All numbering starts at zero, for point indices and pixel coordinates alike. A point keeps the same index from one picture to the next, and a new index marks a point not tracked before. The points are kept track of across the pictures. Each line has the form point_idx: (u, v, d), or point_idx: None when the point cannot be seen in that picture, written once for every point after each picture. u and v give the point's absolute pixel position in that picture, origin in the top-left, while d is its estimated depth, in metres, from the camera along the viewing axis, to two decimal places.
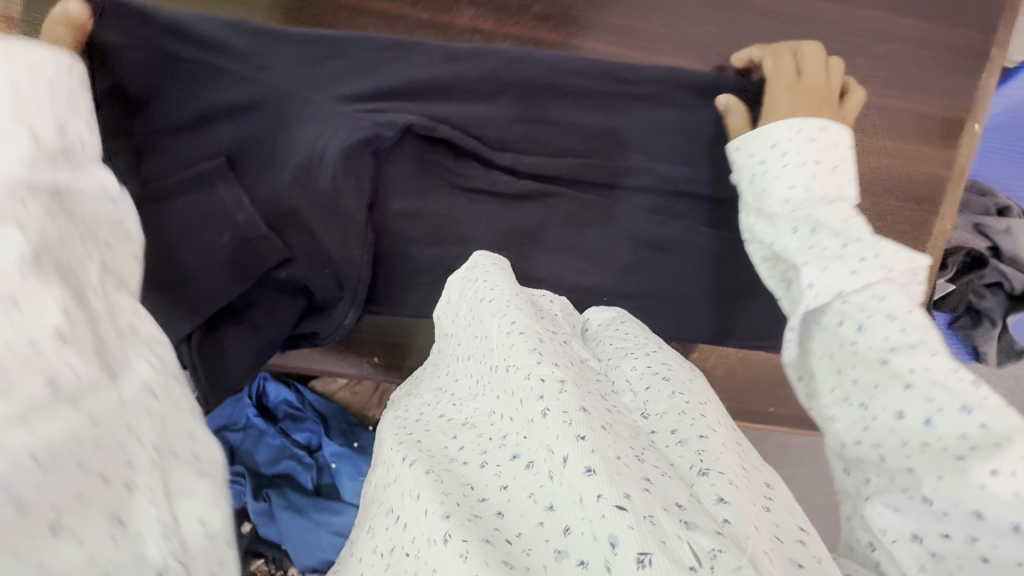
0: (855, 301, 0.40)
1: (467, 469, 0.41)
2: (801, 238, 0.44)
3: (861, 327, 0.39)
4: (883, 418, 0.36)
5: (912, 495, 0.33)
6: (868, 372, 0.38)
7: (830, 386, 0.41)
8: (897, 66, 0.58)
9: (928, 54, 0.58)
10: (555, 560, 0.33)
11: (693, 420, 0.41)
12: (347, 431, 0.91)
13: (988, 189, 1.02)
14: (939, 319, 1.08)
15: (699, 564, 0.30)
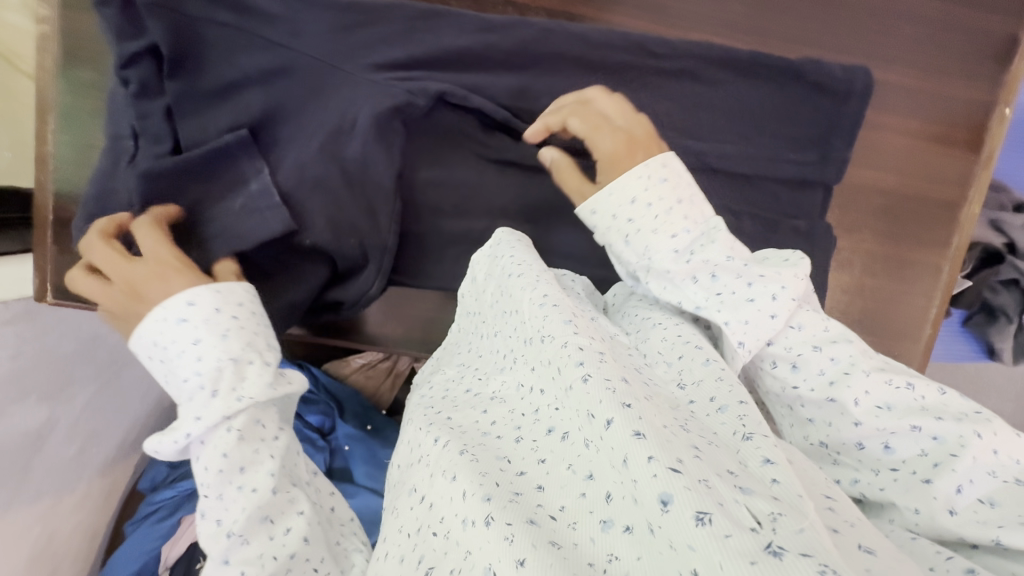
0: (782, 355, 0.41)
1: (502, 445, 0.41)
2: (705, 289, 0.42)
3: (794, 365, 0.41)
4: (848, 453, 0.40)
5: (898, 526, 0.38)
6: (820, 411, 0.41)
7: (790, 424, 0.44)
8: (923, 48, 0.58)
9: (957, 36, 0.58)
10: (602, 530, 0.32)
11: (731, 389, 0.40)
12: (360, 413, 0.91)
13: (1005, 186, 1.01)
14: (955, 316, 1.07)
15: (758, 525, 0.29)
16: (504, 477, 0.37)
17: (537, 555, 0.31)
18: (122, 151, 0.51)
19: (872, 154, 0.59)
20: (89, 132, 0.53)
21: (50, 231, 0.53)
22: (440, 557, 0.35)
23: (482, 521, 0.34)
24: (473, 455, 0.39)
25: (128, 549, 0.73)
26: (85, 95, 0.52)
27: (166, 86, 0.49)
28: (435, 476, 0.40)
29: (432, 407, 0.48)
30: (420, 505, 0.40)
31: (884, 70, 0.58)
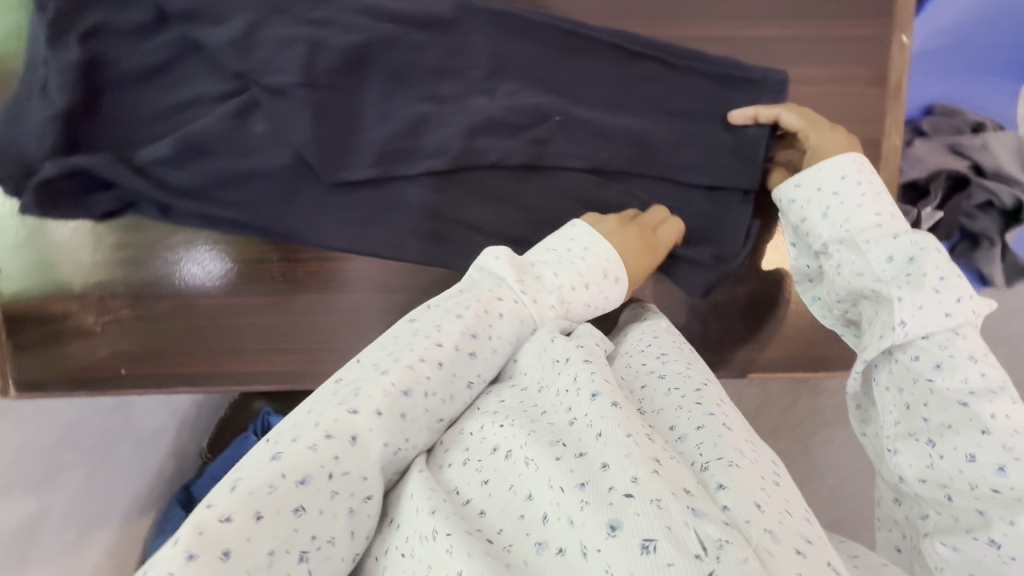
0: (931, 359, 0.44)
1: (453, 472, 0.40)
2: (862, 281, 0.47)
3: (938, 364, 0.44)
4: (953, 460, 0.41)
5: (978, 536, 0.39)
6: (943, 414, 0.43)
7: (894, 419, 0.45)
8: None
9: None
10: (538, 551, 0.33)
11: (688, 416, 0.41)
12: None
13: (959, 109, 0.97)
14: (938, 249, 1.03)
15: (704, 551, 0.30)
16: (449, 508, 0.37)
17: (474, 566, 0.32)
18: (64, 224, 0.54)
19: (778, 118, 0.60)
20: (30, 224, 0.55)
21: (1, 330, 0.55)
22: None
23: (429, 535, 0.34)
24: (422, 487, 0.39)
25: None
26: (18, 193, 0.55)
27: (76, 159, 0.51)
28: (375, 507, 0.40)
29: None
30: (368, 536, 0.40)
31: (773, 20, 0.59)
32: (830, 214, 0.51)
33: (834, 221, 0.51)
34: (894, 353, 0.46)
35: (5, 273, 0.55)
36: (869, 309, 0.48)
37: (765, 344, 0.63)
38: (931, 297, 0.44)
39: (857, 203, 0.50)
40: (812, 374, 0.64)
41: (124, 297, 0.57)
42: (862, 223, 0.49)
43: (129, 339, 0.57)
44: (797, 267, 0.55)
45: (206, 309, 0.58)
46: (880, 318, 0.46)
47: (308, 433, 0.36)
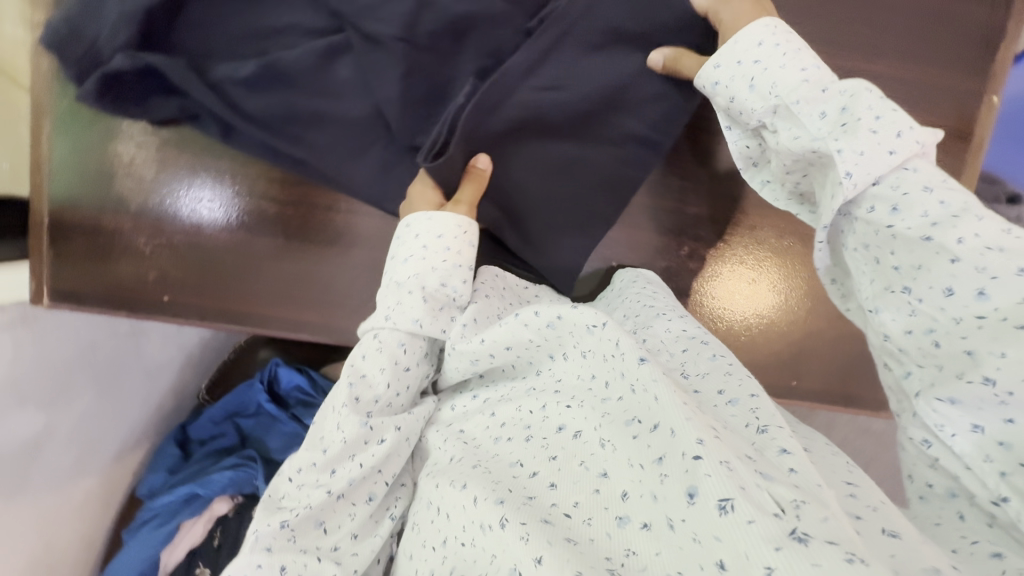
0: (886, 182, 0.36)
1: (514, 448, 0.43)
2: (820, 125, 0.37)
3: (896, 206, 0.35)
4: (931, 300, 0.34)
5: (971, 378, 0.33)
6: (911, 257, 0.35)
7: (868, 278, 0.38)
8: (917, 37, 0.59)
9: (951, 24, 0.58)
10: (619, 525, 0.35)
11: (739, 384, 0.41)
12: None
13: (999, 178, 0.98)
14: None
15: (782, 510, 0.29)
16: (517, 483, 0.40)
17: (555, 551, 0.33)
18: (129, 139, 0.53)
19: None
20: (89, 132, 0.53)
21: (47, 235, 0.53)
22: (468, 564, 0.38)
23: (499, 524, 0.36)
24: (487, 468, 0.42)
25: (129, 556, 0.76)
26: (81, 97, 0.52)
27: (135, 58, 0.48)
28: (443, 487, 0.42)
29: (443, 421, 0.50)
30: (437, 517, 0.42)
31: (876, 57, 0.59)
32: (755, 86, 0.42)
33: (759, 95, 0.42)
34: (850, 212, 0.38)
35: (61, 177, 0.53)
36: (821, 161, 0.38)
37: (802, 372, 0.64)
38: (795, 72, 0.40)
39: (779, 66, 0.41)
40: (842, 410, 0.65)
41: (181, 223, 0.55)
42: (789, 84, 0.40)
43: (179, 268, 0.55)
44: (738, 152, 0.46)
45: (261, 249, 0.56)
46: (829, 176, 0.38)
47: (365, 448, 0.45)
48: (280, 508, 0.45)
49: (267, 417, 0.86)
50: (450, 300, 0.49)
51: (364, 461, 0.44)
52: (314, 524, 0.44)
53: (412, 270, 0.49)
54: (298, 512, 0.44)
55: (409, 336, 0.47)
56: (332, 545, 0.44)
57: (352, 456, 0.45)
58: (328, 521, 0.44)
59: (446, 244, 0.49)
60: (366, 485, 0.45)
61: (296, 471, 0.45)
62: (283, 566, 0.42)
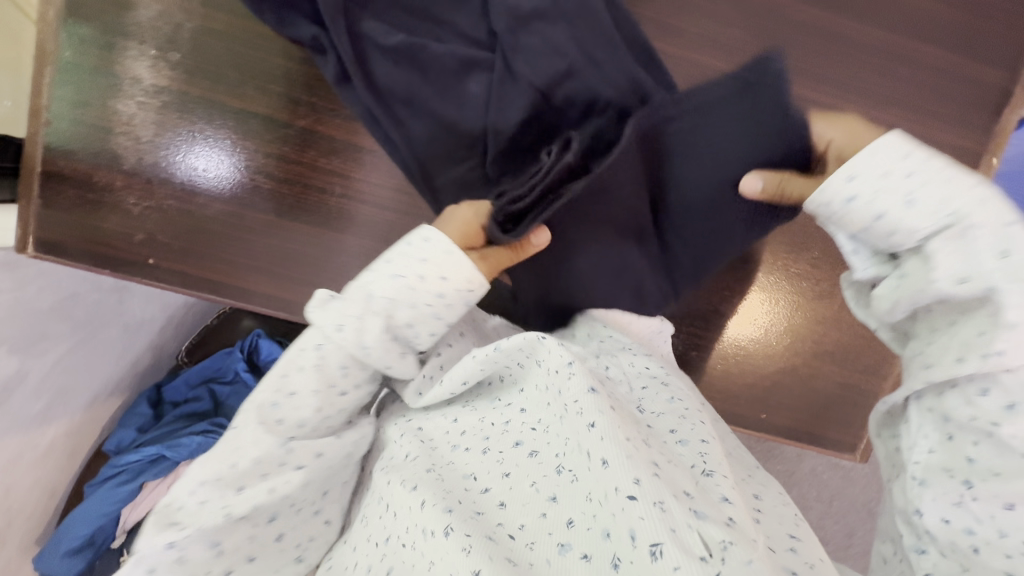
0: (977, 350, 0.34)
1: (468, 458, 0.43)
2: (920, 212, 0.36)
3: (1012, 404, 0.34)
4: (986, 505, 0.35)
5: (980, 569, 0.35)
6: (992, 458, 0.35)
7: (926, 446, 0.38)
8: (927, 92, 0.59)
9: (961, 84, 0.59)
10: (561, 552, 0.35)
11: (692, 427, 0.42)
12: None
13: None
14: None
15: (709, 553, 0.32)
16: (468, 496, 0.40)
17: (493, 567, 0.35)
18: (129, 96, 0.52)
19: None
20: (89, 85, 0.52)
21: (37, 183, 0.53)
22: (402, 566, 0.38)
23: (443, 532, 0.37)
24: (440, 474, 0.42)
25: (87, 510, 0.76)
26: (85, 49, 0.51)
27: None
28: (394, 485, 0.42)
29: (404, 415, 0.49)
30: (385, 513, 0.42)
31: (885, 107, 0.59)
32: (915, 201, 0.36)
33: (926, 212, 0.36)
34: (957, 383, 0.36)
35: (58, 127, 0.52)
36: (930, 291, 0.35)
37: (771, 407, 0.65)
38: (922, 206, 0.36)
39: (939, 181, 0.36)
40: (805, 446, 0.66)
41: (174, 188, 0.54)
42: (968, 204, 0.35)
43: (167, 233, 0.55)
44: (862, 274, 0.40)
45: (250, 224, 0.56)
46: (914, 269, 0.37)
47: (280, 471, 0.41)
48: (174, 524, 0.38)
49: (242, 387, 0.86)
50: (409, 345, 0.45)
51: (275, 487, 0.40)
52: (206, 545, 0.39)
53: (401, 270, 0.43)
54: (188, 533, 0.38)
55: (351, 360, 0.43)
56: (246, 547, 0.40)
57: (269, 475, 0.41)
58: (224, 543, 0.39)
59: (440, 293, 0.44)
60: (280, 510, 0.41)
61: (198, 488, 0.39)
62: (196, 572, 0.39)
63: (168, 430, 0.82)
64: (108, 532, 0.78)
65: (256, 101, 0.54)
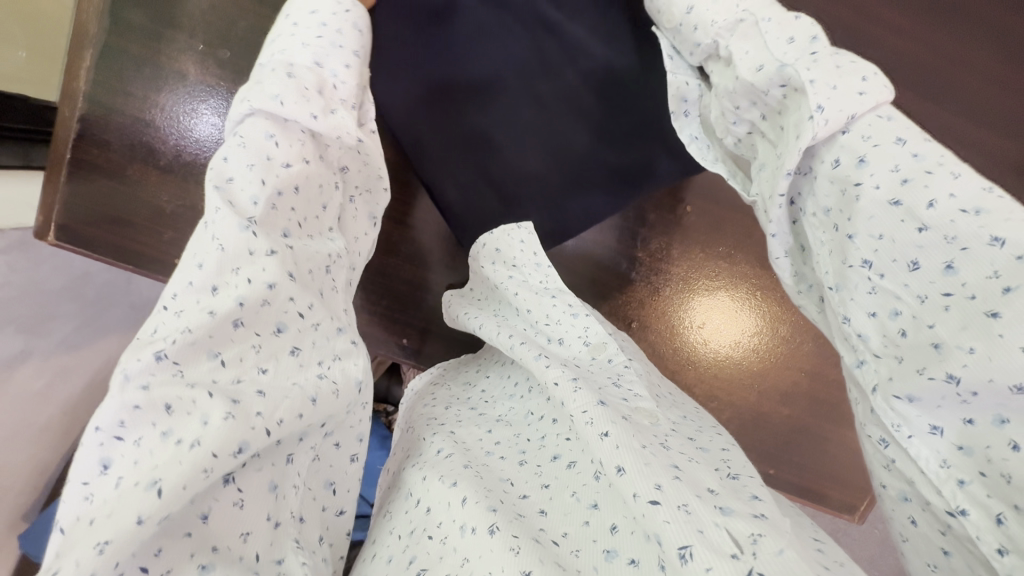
0: (939, 290, 0.31)
1: (504, 465, 0.44)
2: (800, 48, 0.35)
3: (863, 161, 0.32)
4: (951, 356, 0.31)
5: (933, 374, 0.31)
6: (959, 293, 0.30)
7: (825, 247, 0.36)
8: None
9: None
10: (606, 559, 0.36)
11: (711, 438, 0.45)
12: None
13: None
14: None
15: (739, 551, 0.32)
16: (507, 498, 0.41)
17: (545, 569, 0.34)
18: (170, 86, 0.50)
19: None
20: (125, 73, 0.50)
21: (66, 168, 0.50)
22: (434, 560, 0.38)
23: (488, 529, 0.37)
24: (478, 472, 0.43)
25: None
26: (124, 35, 0.49)
27: None
28: (431, 480, 0.43)
29: (435, 419, 0.51)
30: (414, 508, 0.43)
31: None
32: (820, 38, 0.35)
33: (763, 76, 0.35)
34: (816, 163, 0.35)
35: (94, 113, 0.50)
36: (772, 129, 0.37)
37: (782, 463, 0.66)
38: (850, 85, 0.32)
39: None
40: (828, 505, 0.66)
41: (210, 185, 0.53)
42: (794, 25, 0.35)
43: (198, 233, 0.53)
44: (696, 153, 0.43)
45: None
46: (787, 107, 0.35)
47: (253, 262, 0.33)
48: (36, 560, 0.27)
49: None
50: (331, 84, 0.40)
51: (254, 277, 0.33)
52: (207, 353, 0.32)
53: (278, 49, 0.39)
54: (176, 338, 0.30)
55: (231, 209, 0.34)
56: (234, 383, 0.32)
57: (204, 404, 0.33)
58: (228, 352, 0.32)
59: (323, 20, 0.41)
60: (279, 396, 0.33)
61: (172, 299, 0.32)
62: (145, 566, 0.29)
63: None
64: None
65: None
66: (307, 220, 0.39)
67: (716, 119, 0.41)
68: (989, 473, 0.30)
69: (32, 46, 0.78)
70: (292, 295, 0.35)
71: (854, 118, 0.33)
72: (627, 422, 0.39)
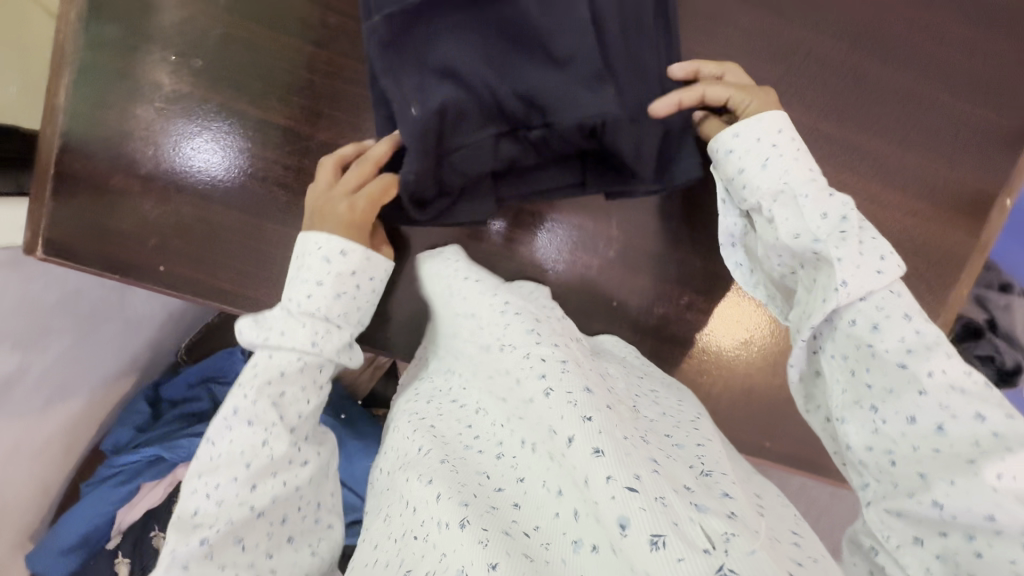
0: (930, 442, 0.38)
1: (482, 458, 0.45)
2: (830, 226, 0.42)
3: (876, 326, 0.40)
4: (896, 424, 0.39)
5: (922, 499, 0.37)
6: (929, 415, 0.38)
7: (839, 388, 0.42)
8: (942, 133, 0.60)
9: (972, 125, 0.60)
10: (574, 550, 0.36)
11: (687, 433, 0.45)
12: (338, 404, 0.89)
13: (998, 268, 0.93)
14: None
15: (712, 547, 0.32)
16: (482, 491, 0.41)
17: (510, 562, 0.34)
18: (150, 99, 0.52)
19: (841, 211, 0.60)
20: (106, 88, 0.52)
21: (50, 182, 0.52)
22: (417, 559, 0.39)
23: (459, 523, 0.37)
24: (454, 466, 0.43)
25: (84, 509, 0.76)
26: (105, 51, 0.51)
27: None
28: (411, 480, 0.43)
29: (417, 413, 0.51)
30: (404, 511, 0.43)
31: (905, 144, 0.60)
32: (847, 220, 0.43)
33: (802, 243, 0.42)
34: (835, 320, 0.42)
35: (77, 128, 0.52)
36: (811, 261, 0.42)
37: (778, 436, 0.65)
38: (870, 266, 0.40)
39: (793, 159, 0.46)
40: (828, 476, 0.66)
41: (190, 192, 0.54)
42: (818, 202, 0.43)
43: (181, 238, 0.54)
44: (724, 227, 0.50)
45: (269, 236, 0.56)
46: (818, 277, 0.42)
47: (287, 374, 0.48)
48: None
49: None
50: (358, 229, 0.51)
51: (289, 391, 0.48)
52: (232, 540, 0.44)
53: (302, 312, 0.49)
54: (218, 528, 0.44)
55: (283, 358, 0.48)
56: (253, 465, 0.46)
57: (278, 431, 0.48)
58: (260, 422, 0.47)
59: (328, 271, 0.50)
60: (283, 452, 0.47)
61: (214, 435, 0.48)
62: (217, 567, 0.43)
63: (158, 435, 0.81)
64: (102, 532, 0.77)
65: (276, 111, 0.54)
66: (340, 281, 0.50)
67: (764, 229, 0.45)
68: (981, 553, 0.35)
69: (23, 77, 0.81)
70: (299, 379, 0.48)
71: (870, 292, 0.41)
72: (611, 411, 0.40)
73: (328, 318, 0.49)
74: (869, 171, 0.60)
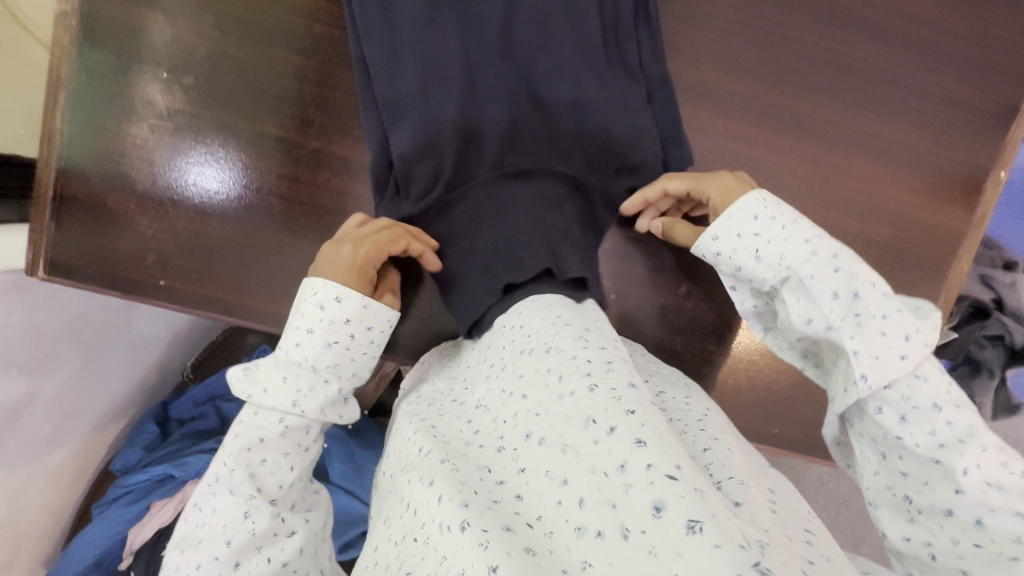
0: (969, 538, 0.38)
1: (483, 453, 0.44)
2: (834, 305, 0.41)
3: (904, 418, 0.39)
4: (932, 518, 0.40)
5: None
6: (964, 515, 0.38)
7: (872, 469, 0.43)
8: (929, 110, 0.60)
9: (961, 102, 0.60)
10: (579, 537, 0.35)
11: (694, 437, 0.43)
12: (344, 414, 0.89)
13: (998, 245, 0.92)
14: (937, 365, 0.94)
15: (746, 544, 0.31)
16: (484, 487, 0.40)
17: (511, 562, 0.34)
18: (145, 118, 0.53)
19: (835, 194, 0.60)
20: (101, 110, 0.53)
21: (50, 207, 0.53)
22: (418, 561, 0.39)
23: (460, 526, 0.37)
24: (455, 464, 0.42)
25: (94, 532, 0.76)
26: (100, 75, 0.52)
27: None
28: (413, 482, 0.43)
29: (420, 415, 0.50)
30: (405, 513, 0.43)
31: (895, 124, 0.60)
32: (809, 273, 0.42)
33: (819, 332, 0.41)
34: (863, 406, 0.41)
35: (74, 151, 0.53)
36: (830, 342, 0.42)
37: (785, 424, 0.65)
38: (897, 352, 0.39)
39: (782, 238, 0.44)
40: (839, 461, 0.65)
41: (187, 209, 0.54)
42: (797, 256, 0.43)
43: (180, 255, 0.55)
44: (744, 306, 0.49)
45: (267, 247, 0.56)
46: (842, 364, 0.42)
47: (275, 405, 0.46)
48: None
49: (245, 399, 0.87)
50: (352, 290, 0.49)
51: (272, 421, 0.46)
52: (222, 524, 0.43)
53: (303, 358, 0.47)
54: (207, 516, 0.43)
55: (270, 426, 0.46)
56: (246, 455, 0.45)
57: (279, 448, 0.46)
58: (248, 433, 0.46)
59: (327, 314, 0.47)
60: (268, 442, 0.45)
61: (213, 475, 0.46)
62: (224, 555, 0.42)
63: (165, 454, 0.81)
64: (114, 554, 0.77)
65: (269, 125, 0.55)
66: (341, 342, 0.48)
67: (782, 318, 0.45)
68: None
69: (24, 111, 0.82)
70: (294, 399, 0.46)
71: (896, 378, 0.39)
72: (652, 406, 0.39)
73: (314, 369, 0.47)
74: (860, 152, 0.60)
